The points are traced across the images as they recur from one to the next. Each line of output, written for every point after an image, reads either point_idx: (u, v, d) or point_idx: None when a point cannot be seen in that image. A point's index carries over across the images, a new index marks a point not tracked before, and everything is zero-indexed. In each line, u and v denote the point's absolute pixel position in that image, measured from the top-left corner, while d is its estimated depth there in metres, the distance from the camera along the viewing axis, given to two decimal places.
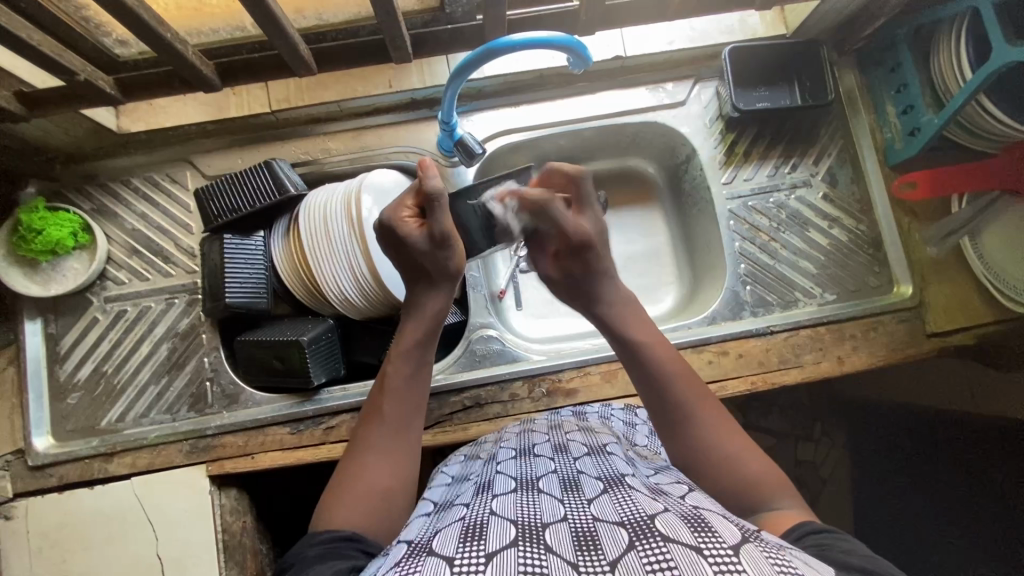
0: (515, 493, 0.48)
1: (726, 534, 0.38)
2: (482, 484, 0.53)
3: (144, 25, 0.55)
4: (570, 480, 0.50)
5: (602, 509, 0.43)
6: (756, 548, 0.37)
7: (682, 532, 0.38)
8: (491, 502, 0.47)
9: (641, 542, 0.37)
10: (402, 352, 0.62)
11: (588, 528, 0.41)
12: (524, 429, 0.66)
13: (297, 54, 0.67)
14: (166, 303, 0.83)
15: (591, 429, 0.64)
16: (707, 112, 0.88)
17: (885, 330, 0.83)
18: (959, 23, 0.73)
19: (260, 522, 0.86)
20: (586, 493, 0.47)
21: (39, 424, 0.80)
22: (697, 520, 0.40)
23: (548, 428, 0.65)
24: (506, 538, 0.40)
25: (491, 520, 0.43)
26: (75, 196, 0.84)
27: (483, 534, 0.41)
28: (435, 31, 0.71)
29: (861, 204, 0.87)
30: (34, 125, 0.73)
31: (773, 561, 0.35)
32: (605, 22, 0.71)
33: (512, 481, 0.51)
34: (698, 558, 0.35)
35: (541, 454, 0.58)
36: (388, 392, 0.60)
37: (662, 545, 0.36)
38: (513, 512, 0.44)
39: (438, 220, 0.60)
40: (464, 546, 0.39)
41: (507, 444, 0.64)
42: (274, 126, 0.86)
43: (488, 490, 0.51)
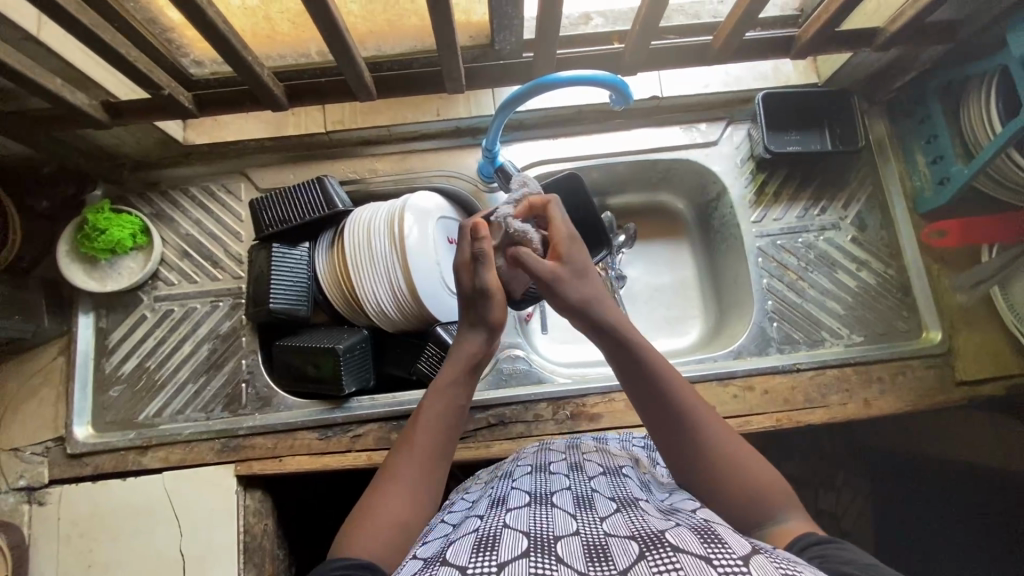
0: (529, 506, 0.49)
1: (736, 545, 0.38)
2: (497, 498, 0.55)
3: (230, 48, 0.61)
4: (584, 496, 0.51)
5: (613, 526, 0.45)
6: (766, 558, 0.37)
7: (692, 543, 0.39)
8: (504, 516, 0.48)
9: (650, 553, 0.38)
10: (441, 391, 0.62)
11: (599, 542, 0.42)
12: (541, 448, 0.68)
13: (361, 80, 0.72)
14: (211, 305, 0.87)
15: (609, 452, 0.65)
16: (739, 153, 0.91)
17: (913, 375, 0.82)
18: (990, 80, 0.75)
19: (281, 528, 0.86)
20: (600, 510, 0.48)
21: (81, 413, 0.83)
22: (707, 532, 0.41)
23: (565, 447, 0.67)
24: (517, 549, 0.41)
25: (504, 531, 0.44)
26: (137, 200, 0.90)
27: (496, 545, 0.42)
28: (486, 65, 0.77)
29: (890, 249, 0.88)
30: (111, 132, 0.79)
31: (784, 572, 0.35)
32: (646, 64, 0.75)
33: (525, 495, 0.53)
34: (707, 566, 0.35)
35: (556, 470, 0.60)
36: (421, 426, 0.60)
37: (672, 555, 0.37)
38: (525, 524, 0.45)
39: (480, 279, 0.63)
40: (476, 556, 0.41)
41: (522, 461, 0.65)
42: (327, 146, 0.91)
43: (501, 504, 0.52)
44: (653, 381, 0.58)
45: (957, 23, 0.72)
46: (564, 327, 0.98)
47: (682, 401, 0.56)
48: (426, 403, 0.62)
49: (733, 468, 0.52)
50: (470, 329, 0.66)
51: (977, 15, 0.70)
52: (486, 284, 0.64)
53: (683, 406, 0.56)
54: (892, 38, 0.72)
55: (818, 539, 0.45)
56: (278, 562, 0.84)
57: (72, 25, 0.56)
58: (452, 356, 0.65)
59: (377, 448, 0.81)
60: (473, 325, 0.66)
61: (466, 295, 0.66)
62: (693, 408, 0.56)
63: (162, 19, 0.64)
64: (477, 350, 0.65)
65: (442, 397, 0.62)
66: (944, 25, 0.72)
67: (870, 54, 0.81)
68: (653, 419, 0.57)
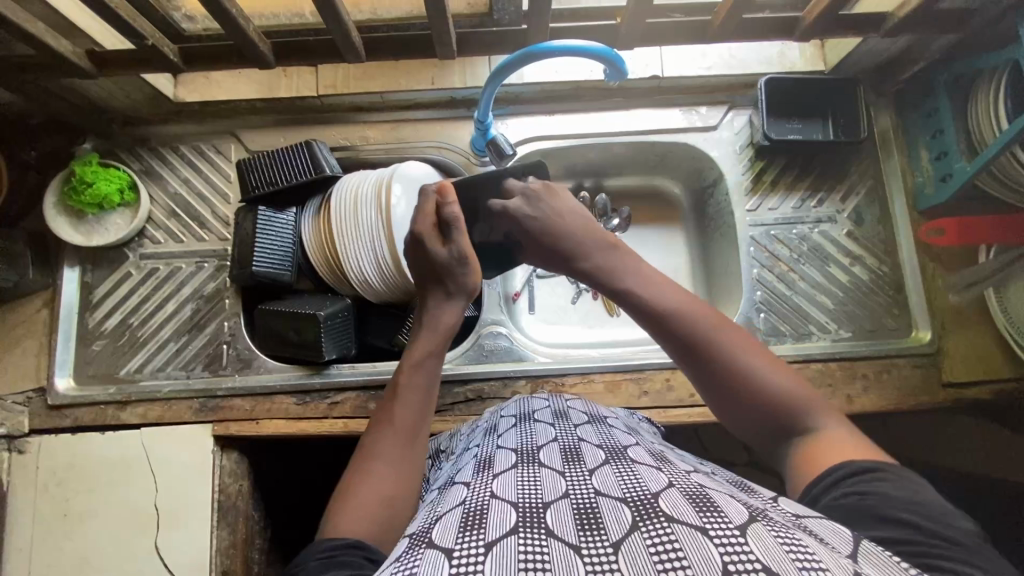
0: (515, 468, 0.47)
1: (732, 512, 0.37)
2: (483, 459, 0.52)
3: (214, 0, 0.59)
4: (571, 449, 0.50)
5: (603, 483, 0.43)
6: (762, 526, 0.36)
7: (686, 512, 0.37)
8: (491, 481, 0.46)
9: (644, 523, 0.36)
10: (414, 365, 0.62)
11: (589, 503, 0.40)
12: (525, 397, 0.68)
13: (350, 41, 0.70)
14: (196, 266, 0.87)
15: (594, 404, 0.65)
16: (738, 139, 0.89)
17: (898, 374, 0.81)
18: (1000, 75, 0.72)
19: (256, 488, 0.88)
20: (588, 464, 0.47)
21: (63, 365, 0.84)
22: (700, 497, 0.39)
23: (548, 396, 0.67)
24: (506, 525, 0.38)
25: (491, 503, 0.41)
26: (126, 156, 0.89)
27: (484, 521, 0.39)
28: (480, 33, 0.74)
29: (886, 245, 0.87)
30: (100, 85, 0.78)
31: (781, 540, 0.34)
32: (644, 39, 0.73)
33: (512, 454, 0.51)
34: (703, 539, 0.34)
35: (541, 419, 0.59)
36: (398, 399, 0.59)
37: (666, 526, 0.36)
38: (513, 492, 0.43)
39: (458, 240, 0.65)
40: (463, 535, 0.38)
41: (507, 413, 0.64)
42: (320, 110, 0.90)
43: (488, 467, 0.49)
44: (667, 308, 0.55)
45: (971, 12, 0.69)
46: (550, 307, 0.97)
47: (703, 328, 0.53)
48: (402, 377, 0.61)
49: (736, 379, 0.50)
50: (446, 299, 0.66)
51: (989, 4, 0.67)
52: (461, 250, 0.65)
53: (706, 333, 0.52)
54: (900, 25, 0.70)
55: (868, 471, 0.43)
56: (253, 522, 0.85)
57: None
58: (427, 327, 0.64)
59: (354, 416, 0.81)
60: (447, 293, 0.66)
61: (439, 264, 0.65)
62: (715, 332, 0.52)
63: None
64: (454, 319, 0.66)
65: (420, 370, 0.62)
66: (956, 14, 0.69)
67: (880, 41, 0.78)
68: (676, 348, 0.54)
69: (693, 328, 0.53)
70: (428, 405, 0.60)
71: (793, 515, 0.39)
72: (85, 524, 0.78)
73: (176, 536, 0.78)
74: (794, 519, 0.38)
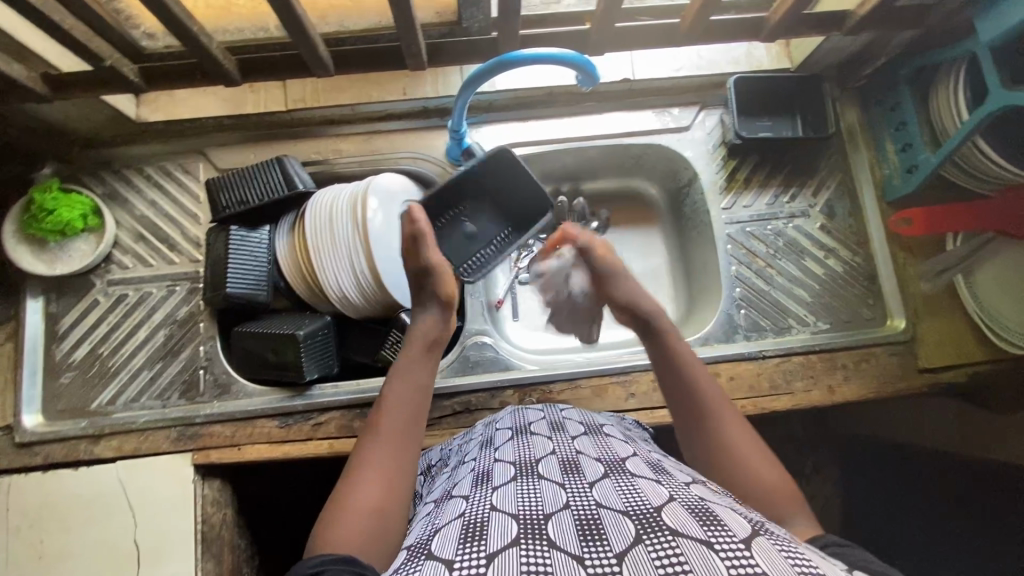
0: (514, 481, 0.46)
1: (736, 527, 0.37)
2: (480, 473, 0.52)
3: (174, 17, 0.58)
4: (569, 462, 0.50)
5: (603, 495, 0.42)
6: (766, 541, 0.36)
7: (691, 525, 0.37)
8: (491, 494, 0.45)
9: (648, 536, 0.36)
10: (403, 372, 0.62)
11: (592, 515, 0.39)
12: (519, 410, 0.67)
13: (317, 56, 0.69)
14: (167, 290, 0.84)
15: (587, 413, 0.65)
16: (711, 138, 0.90)
17: (877, 363, 0.83)
18: (958, 69, 0.74)
19: (241, 516, 0.85)
20: (587, 476, 0.46)
21: (31, 401, 0.81)
22: (703, 511, 0.39)
23: (542, 407, 0.66)
24: (507, 536, 0.37)
25: (492, 514, 0.41)
26: (88, 180, 0.86)
27: (485, 532, 0.38)
28: (451, 42, 0.74)
29: (858, 237, 0.89)
30: (56, 108, 0.75)
31: (786, 557, 0.34)
32: (614, 44, 0.74)
33: (510, 468, 0.50)
34: (709, 553, 0.34)
35: (538, 432, 0.58)
36: (386, 408, 0.59)
37: (671, 540, 0.35)
38: (513, 504, 0.42)
39: (426, 253, 0.69)
40: (464, 547, 0.37)
41: (502, 426, 0.64)
42: (289, 125, 0.88)
43: (486, 480, 0.49)
44: (684, 373, 0.60)
45: (928, 8, 0.71)
46: (534, 314, 0.97)
47: (706, 397, 0.58)
48: (389, 385, 0.61)
49: (726, 452, 0.54)
50: (422, 309, 0.69)
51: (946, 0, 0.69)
52: (430, 261, 0.69)
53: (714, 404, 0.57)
54: (861, 22, 0.72)
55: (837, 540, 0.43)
56: (239, 551, 0.83)
57: None
58: (410, 339, 0.66)
59: (339, 436, 0.79)
60: (427, 304, 0.69)
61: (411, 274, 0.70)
62: (720, 409, 0.57)
63: None
64: (436, 332, 0.67)
65: (405, 375, 0.62)
66: (914, 11, 0.71)
67: (842, 39, 0.80)
68: (677, 408, 0.59)
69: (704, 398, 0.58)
70: (418, 411, 0.60)
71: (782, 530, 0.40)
72: (61, 566, 0.75)
73: (158, 571, 0.75)
74: (789, 536, 0.39)
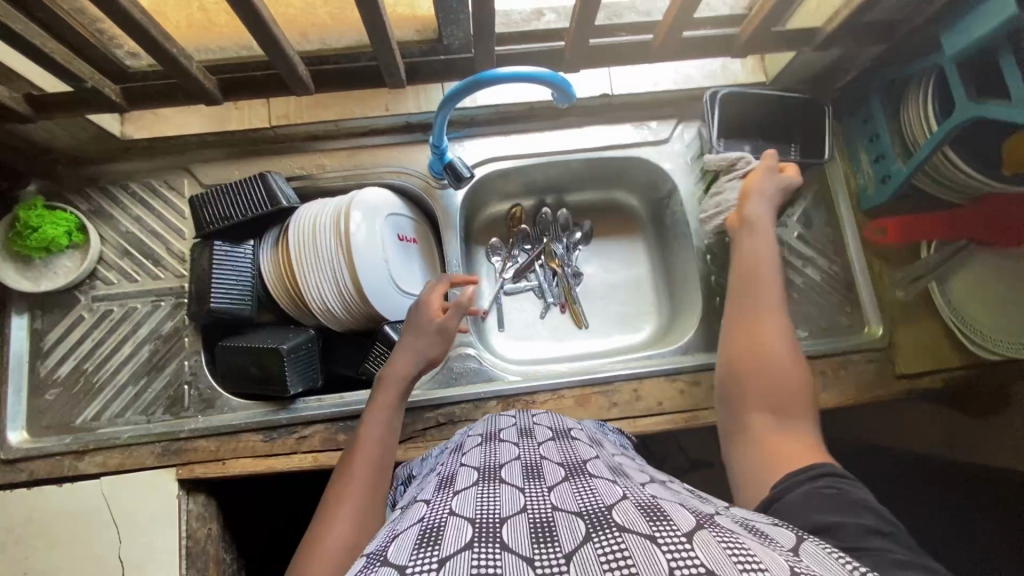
0: (475, 486, 0.47)
1: (682, 521, 0.37)
2: (444, 479, 0.52)
3: (153, 40, 0.59)
4: (532, 467, 0.50)
5: (560, 498, 0.43)
6: (710, 533, 0.36)
7: (638, 522, 0.37)
8: (451, 500, 0.45)
9: (597, 534, 0.36)
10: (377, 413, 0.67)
11: (546, 518, 0.40)
12: (492, 418, 0.68)
13: (296, 74, 0.70)
14: (152, 306, 0.85)
15: (557, 416, 0.66)
16: (689, 151, 0.91)
17: (855, 370, 0.84)
18: (927, 81, 0.76)
19: (227, 531, 0.85)
20: (548, 481, 0.46)
21: (15, 418, 0.81)
22: (652, 507, 0.39)
23: (514, 415, 0.67)
24: (461, 540, 0.37)
25: (449, 520, 0.41)
26: (74, 197, 0.87)
27: (440, 537, 0.38)
28: (430, 60, 0.75)
29: (835, 246, 0.90)
30: (40, 127, 0.76)
31: (728, 547, 0.34)
32: (591, 61, 0.76)
33: (474, 472, 0.51)
34: (652, 546, 0.34)
35: (506, 439, 0.59)
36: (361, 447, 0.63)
37: (617, 535, 0.35)
38: (471, 509, 0.42)
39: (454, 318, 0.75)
40: (418, 552, 0.37)
41: (473, 434, 0.64)
42: (274, 141, 0.89)
43: (449, 486, 0.49)
44: (756, 279, 0.65)
45: (895, 23, 0.73)
46: (518, 324, 0.98)
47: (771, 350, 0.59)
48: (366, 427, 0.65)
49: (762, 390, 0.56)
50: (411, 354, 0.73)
51: (911, 16, 0.71)
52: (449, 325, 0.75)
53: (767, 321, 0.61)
54: (830, 38, 0.74)
55: (831, 472, 0.47)
56: (224, 566, 0.83)
57: None
58: (387, 381, 0.70)
59: (323, 449, 0.80)
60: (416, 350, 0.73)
61: (427, 328, 0.74)
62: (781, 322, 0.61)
63: (89, 10, 0.62)
64: (411, 374, 0.72)
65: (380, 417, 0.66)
66: (880, 26, 0.73)
67: (814, 53, 0.82)
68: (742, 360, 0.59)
69: (766, 310, 0.62)
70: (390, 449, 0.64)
71: (742, 517, 0.42)
72: None
73: None
74: (743, 528, 0.39)
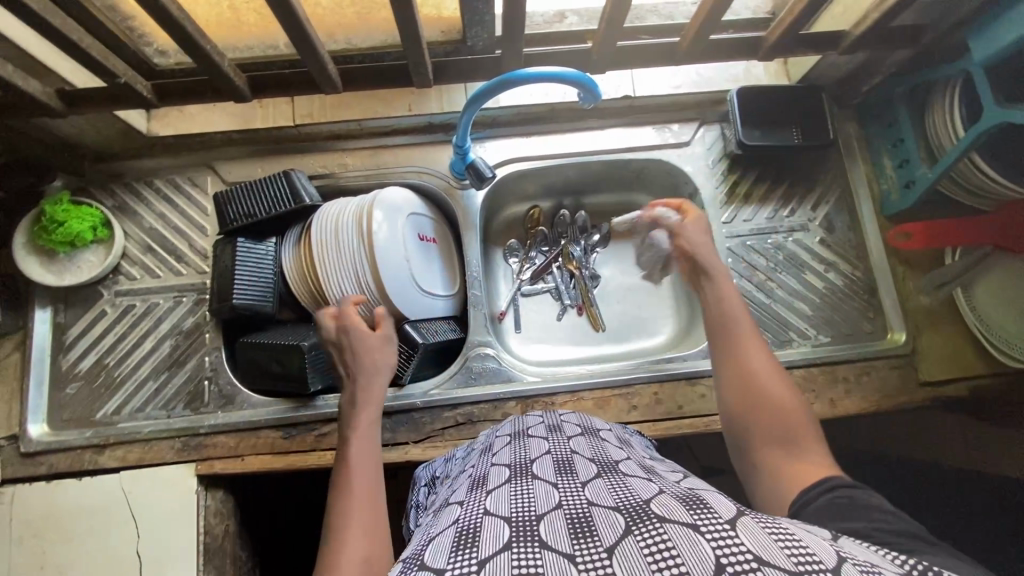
0: (508, 483, 0.47)
1: (722, 509, 0.37)
2: (477, 478, 0.52)
3: (188, 36, 0.60)
4: (564, 461, 0.50)
5: (596, 494, 0.42)
6: (752, 520, 0.35)
7: (678, 513, 0.37)
8: (485, 500, 0.45)
9: (637, 527, 0.36)
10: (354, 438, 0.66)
11: (583, 513, 0.39)
12: (518, 417, 0.67)
13: (325, 73, 0.71)
14: (174, 301, 0.85)
15: (586, 415, 0.66)
16: (710, 152, 0.92)
17: (878, 376, 0.83)
18: (953, 86, 0.76)
19: (243, 528, 0.85)
20: (580, 476, 0.46)
21: (36, 411, 0.81)
22: (692, 499, 0.39)
23: (541, 413, 0.67)
24: (500, 541, 0.37)
25: (485, 520, 0.41)
26: (98, 192, 0.87)
27: (477, 538, 0.38)
28: (456, 61, 0.76)
29: (857, 250, 0.89)
30: (69, 122, 0.77)
31: (772, 534, 0.34)
32: (616, 62, 0.76)
33: (505, 470, 0.50)
34: (695, 536, 0.34)
35: (535, 435, 0.58)
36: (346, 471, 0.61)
37: (658, 527, 0.35)
38: (506, 507, 0.42)
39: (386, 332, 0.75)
40: (456, 555, 0.37)
41: (501, 432, 0.64)
42: (296, 140, 0.90)
43: (481, 485, 0.49)
44: (724, 306, 0.62)
45: (922, 28, 0.73)
46: (536, 325, 0.98)
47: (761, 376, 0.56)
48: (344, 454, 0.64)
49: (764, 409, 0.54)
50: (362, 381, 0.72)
51: (939, 20, 0.71)
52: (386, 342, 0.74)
53: (744, 344, 0.59)
54: (856, 42, 0.73)
55: (846, 483, 0.46)
56: (240, 563, 0.83)
57: (20, 9, 0.54)
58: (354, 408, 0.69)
59: None
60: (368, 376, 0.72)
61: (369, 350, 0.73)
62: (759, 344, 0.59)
63: (122, 7, 0.63)
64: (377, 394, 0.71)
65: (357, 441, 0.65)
66: (907, 30, 0.73)
67: (839, 57, 0.82)
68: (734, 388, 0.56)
69: (742, 336, 0.59)
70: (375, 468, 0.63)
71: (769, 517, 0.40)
72: None
73: None
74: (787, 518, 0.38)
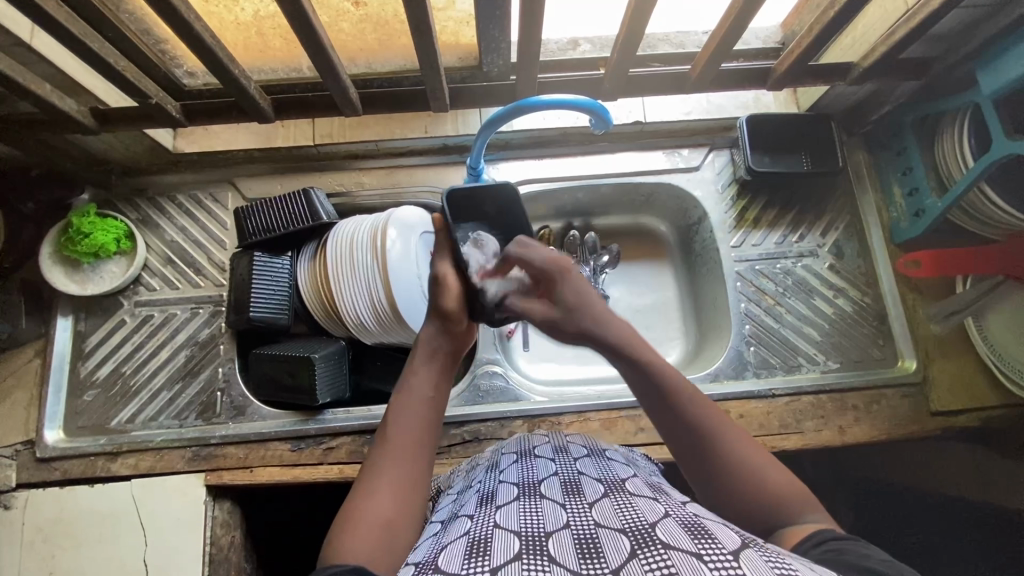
0: (517, 500, 0.47)
1: (726, 540, 0.37)
2: (485, 494, 0.52)
3: (217, 61, 0.63)
4: (571, 482, 0.50)
5: (602, 515, 0.42)
6: (755, 553, 0.36)
7: (682, 540, 0.37)
8: (494, 514, 0.45)
9: (642, 551, 0.37)
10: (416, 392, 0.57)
11: (590, 534, 0.40)
12: (523, 436, 0.68)
13: (347, 98, 0.74)
14: (191, 312, 0.87)
15: (592, 437, 0.66)
16: (720, 177, 0.93)
17: (888, 404, 0.83)
18: (962, 116, 0.76)
19: (248, 539, 0.86)
20: (587, 496, 0.46)
21: (53, 417, 0.83)
22: (695, 527, 0.39)
23: (548, 433, 0.66)
24: (510, 552, 0.38)
25: (495, 532, 0.41)
26: (123, 206, 0.90)
27: (488, 548, 0.39)
28: (472, 86, 0.78)
29: (867, 277, 0.90)
30: (100, 139, 0.80)
31: (773, 566, 0.34)
32: (627, 90, 0.78)
33: (513, 488, 0.51)
34: (698, 564, 0.34)
35: (541, 455, 0.59)
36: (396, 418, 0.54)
37: (663, 552, 0.36)
38: (516, 522, 0.43)
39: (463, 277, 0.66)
40: (469, 562, 0.38)
41: (508, 450, 0.64)
42: (315, 158, 0.93)
43: (490, 501, 0.49)
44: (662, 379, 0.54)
45: (930, 60, 0.74)
46: (543, 343, 0.99)
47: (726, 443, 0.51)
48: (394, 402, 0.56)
49: (740, 473, 0.49)
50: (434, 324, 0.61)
51: (947, 53, 0.72)
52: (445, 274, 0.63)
53: (683, 415, 0.53)
54: (865, 73, 0.75)
55: (835, 535, 0.43)
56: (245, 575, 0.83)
57: (63, 35, 0.58)
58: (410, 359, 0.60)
59: (350, 462, 0.81)
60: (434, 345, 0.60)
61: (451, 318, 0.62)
62: (719, 421, 0.52)
63: (156, 31, 0.66)
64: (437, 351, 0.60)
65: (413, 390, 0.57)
66: (916, 63, 0.74)
67: (847, 88, 0.83)
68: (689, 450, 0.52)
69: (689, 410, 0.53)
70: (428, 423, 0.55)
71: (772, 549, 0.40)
72: None
73: None
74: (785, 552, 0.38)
